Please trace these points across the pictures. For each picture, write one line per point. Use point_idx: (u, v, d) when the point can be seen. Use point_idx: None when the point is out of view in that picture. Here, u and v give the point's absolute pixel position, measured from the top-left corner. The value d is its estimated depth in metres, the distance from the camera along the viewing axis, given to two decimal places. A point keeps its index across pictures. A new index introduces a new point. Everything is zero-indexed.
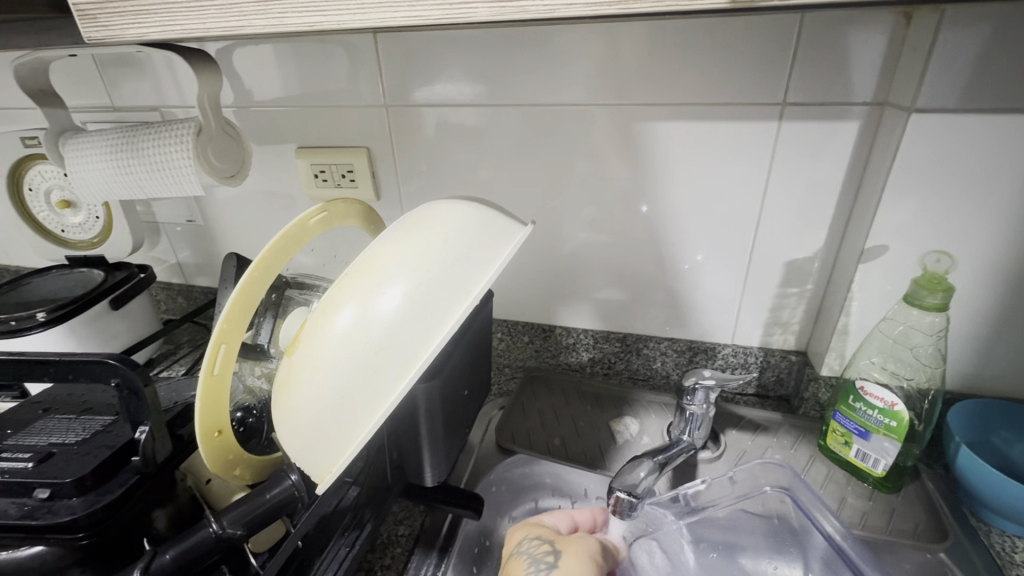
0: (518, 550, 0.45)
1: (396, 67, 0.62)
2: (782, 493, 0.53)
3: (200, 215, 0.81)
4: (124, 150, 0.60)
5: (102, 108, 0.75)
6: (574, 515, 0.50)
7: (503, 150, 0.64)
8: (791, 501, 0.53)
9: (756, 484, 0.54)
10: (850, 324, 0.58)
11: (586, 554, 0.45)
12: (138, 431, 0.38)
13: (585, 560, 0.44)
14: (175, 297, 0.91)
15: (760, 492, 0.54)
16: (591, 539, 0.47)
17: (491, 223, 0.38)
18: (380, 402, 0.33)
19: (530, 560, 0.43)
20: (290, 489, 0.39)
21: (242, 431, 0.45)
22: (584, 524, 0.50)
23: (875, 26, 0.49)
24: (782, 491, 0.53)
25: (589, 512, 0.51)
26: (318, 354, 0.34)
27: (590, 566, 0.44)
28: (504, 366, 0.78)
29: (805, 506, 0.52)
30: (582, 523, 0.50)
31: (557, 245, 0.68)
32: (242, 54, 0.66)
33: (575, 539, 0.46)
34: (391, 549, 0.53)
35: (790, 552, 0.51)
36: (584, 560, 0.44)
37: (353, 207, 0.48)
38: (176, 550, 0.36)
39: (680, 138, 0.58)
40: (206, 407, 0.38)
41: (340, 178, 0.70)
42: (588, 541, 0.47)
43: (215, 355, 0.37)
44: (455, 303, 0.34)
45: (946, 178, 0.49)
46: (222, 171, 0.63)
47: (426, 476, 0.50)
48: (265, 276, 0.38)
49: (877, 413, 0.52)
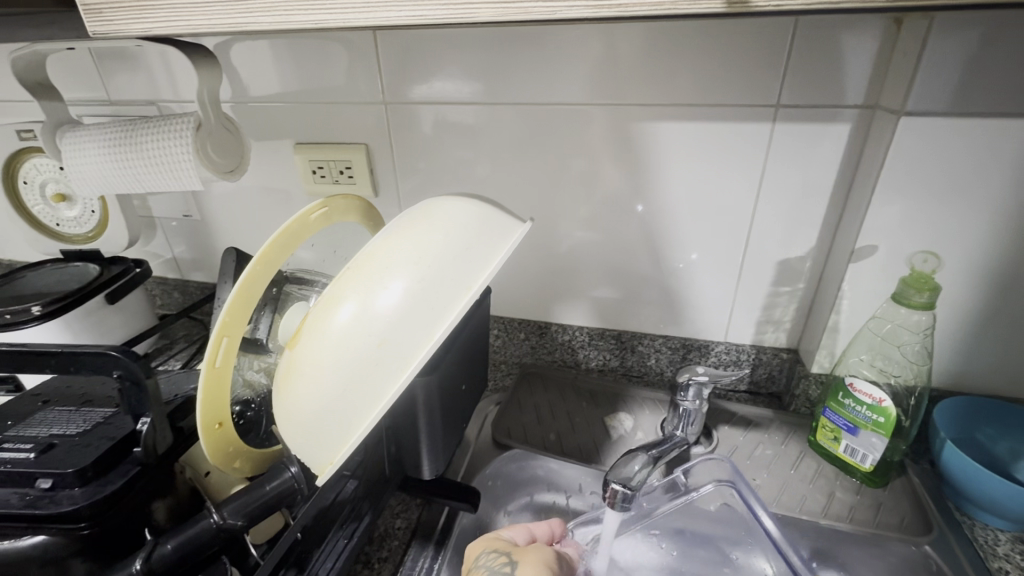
0: (476, 564, 0.45)
1: (395, 65, 0.63)
2: (726, 486, 0.55)
3: (197, 210, 0.81)
4: (121, 144, 0.60)
5: (99, 101, 0.75)
6: (532, 528, 0.50)
7: (500, 147, 0.65)
8: (736, 495, 0.54)
9: (706, 478, 0.57)
10: (840, 322, 0.59)
11: (543, 563, 0.45)
12: (140, 422, 0.39)
13: (540, 567, 0.44)
14: (170, 292, 0.91)
15: (705, 489, 0.55)
16: (547, 549, 0.47)
17: (491, 220, 0.39)
18: (380, 394, 0.34)
19: (488, 571, 0.44)
20: (290, 481, 0.40)
21: (243, 423, 0.46)
22: (541, 537, 0.49)
23: (866, 31, 0.50)
24: (726, 486, 0.55)
25: (546, 525, 0.51)
26: (319, 347, 0.35)
27: (544, 574, 0.44)
28: (500, 363, 0.79)
29: (746, 497, 0.53)
30: (541, 536, 0.50)
31: (553, 243, 0.69)
32: (240, 49, 0.67)
33: (532, 550, 0.47)
34: (388, 542, 0.53)
35: (747, 543, 0.53)
36: (540, 567, 0.44)
37: (354, 203, 0.48)
38: (177, 540, 0.36)
39: (676, 138, 0.59)
40: (208, 399, 0.38)
41: (338, 175, 0.71)
42: (545, 550, 0.47)
43: (217, 347, 0.37)
44: (454, 298, 0.35)
45: (934, 180, 0.50)
46: (221, 166, 0.63)
47: (423, 469, 0.50)
48: (266, 269, 0.39)
49: (866, 410, 0.53)
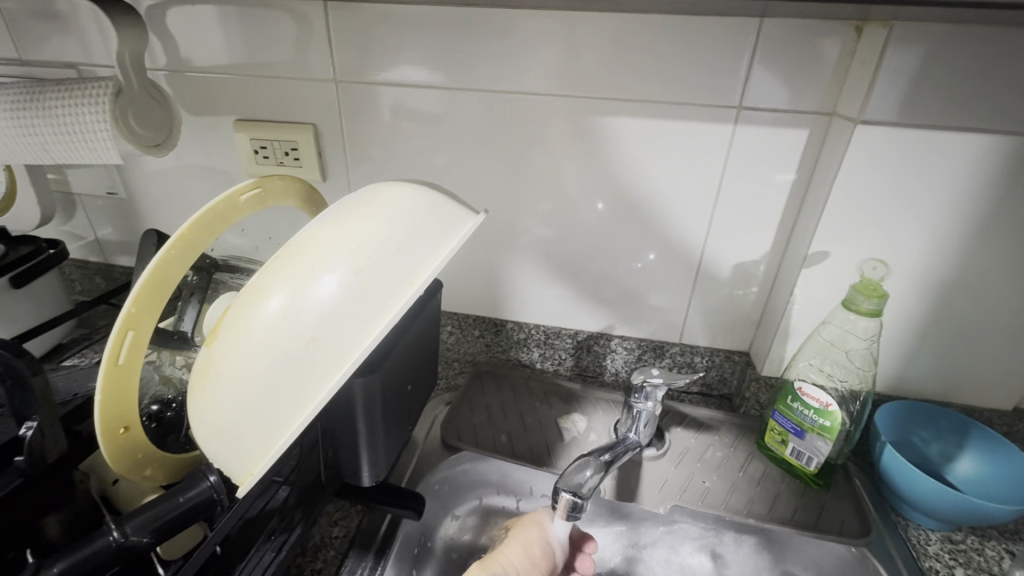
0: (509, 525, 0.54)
1: (348, 42, 0.58)
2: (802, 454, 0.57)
3: (123, 187, 0.74)
4: (28, 108, 0.53)
5: (8, 61, 0.67)
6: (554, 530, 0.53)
7: (458, 137, 0.62)
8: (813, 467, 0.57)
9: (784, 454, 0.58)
10: (791, 326, 0.60)
11: (522, 542, 0.50)
12: (23, 427, 0.33)
13: (521, 550, 0.49)
14: (91, 277, 0.83)
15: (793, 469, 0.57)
16: (538, 532, 0.51)
17: (440, 210, 0.36)
18: (309, 398, 0.30)
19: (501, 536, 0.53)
20: (208, 492, 0.36)
21: (155, 426, 0.41)
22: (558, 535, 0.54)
23: (828, 39, 0.50)
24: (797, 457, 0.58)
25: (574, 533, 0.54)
26: (240, 342, 0.31)
27: (521, 553, 0.49)
28: (453, 361, 0.76)
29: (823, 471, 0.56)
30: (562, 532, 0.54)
31: (510, 238, 0.67)
32: (176, 13, 0.61)
33: (529, 525, 0.51)
34: (323, 552, 0.50)
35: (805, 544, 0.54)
36: (519, 546, 0.49)
37: (292, 186, 0.44)
38: (67, 561, 0.31)
39: (642, 133, 0.57)
40: (108, 401, 0.33)
41: (283, 156, 0.66)
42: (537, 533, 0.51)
43: (120, 343, 0.33)
44: (396, 293, 0.32)
45: (884, 190, 0.51)
46: (144, 139, 0.56)
47: (363, 475, 0.47)
48: (183, 255, 0.35)
49: (812, 413, 0.55)
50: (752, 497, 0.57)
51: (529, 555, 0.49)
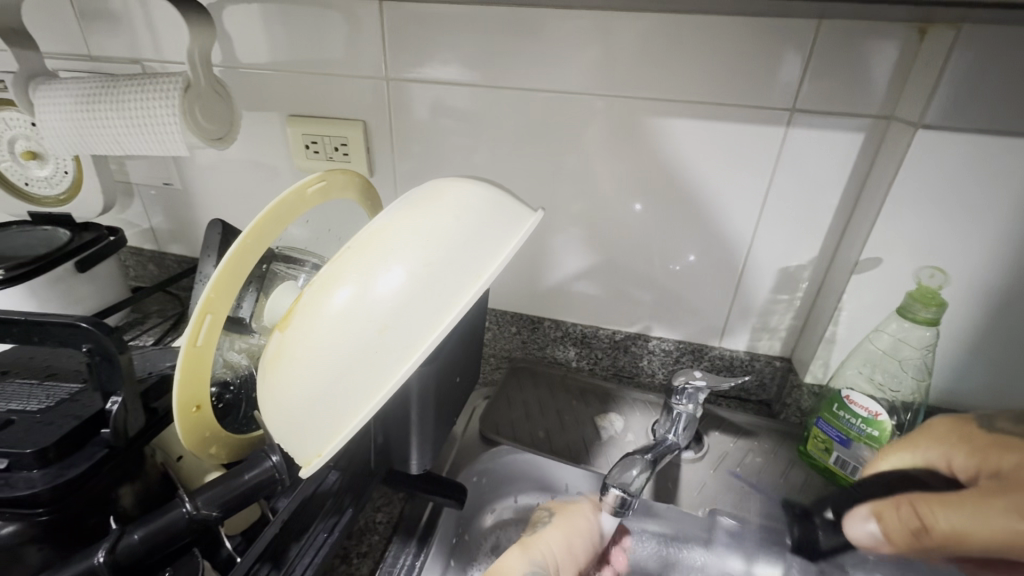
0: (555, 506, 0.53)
1: (399, 40, 0.60)
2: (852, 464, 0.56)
3: (178, 178, 0.77)
4: (103, 101, 0.56)
5: (77, 56, 0.70)
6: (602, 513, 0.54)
7: (502, 135, 0.62)
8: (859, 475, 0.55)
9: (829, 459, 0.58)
10: (837, 334, 0.59)
11: (565, 532, 0.48)
12: (110, 402, 0.35)
13: (563, 540, 0.48)
14: (145, 264, 0.87)
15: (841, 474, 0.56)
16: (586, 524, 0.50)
17: (502, 207, 0.37)
18: (378, 385, 0.32)
19: (543, 514, 0.52)
20: (270, 471, 0.38)
21: (220, 407, 0.42)
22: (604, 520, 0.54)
23: (886, 41, 0.49)
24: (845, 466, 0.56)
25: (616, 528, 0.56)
26: (313, 329, 0.32)
27: (562, 540, 0.48)
28: (490, 356, 0.77)
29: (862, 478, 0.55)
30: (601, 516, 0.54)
31: (550, 236, 0.67)
32: (234, 11, 0.63)
33: (579, 517, 0.50)
34: (369, 536, 0.52)
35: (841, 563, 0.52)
36: (562, 534, 0.48)
37: (353, 180, 0.46)
38: (145, 530, 0.34)
39: (687, 135, 0.57)
40: (185, 380, 0.35)
41: (332, 151, 0.67)
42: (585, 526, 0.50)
43: (199, 326, 0.35)
44: (462, 287, 0.33)
45: (944, 195, 0.50)
46: (208, 132, 0.58)
47: (411, 463, 0.48)
48: (257, 244, 0.36)
49: (860, 422, 0.54)
50: (785, 504, 0.58)
51: (569, 545, 0.47)
